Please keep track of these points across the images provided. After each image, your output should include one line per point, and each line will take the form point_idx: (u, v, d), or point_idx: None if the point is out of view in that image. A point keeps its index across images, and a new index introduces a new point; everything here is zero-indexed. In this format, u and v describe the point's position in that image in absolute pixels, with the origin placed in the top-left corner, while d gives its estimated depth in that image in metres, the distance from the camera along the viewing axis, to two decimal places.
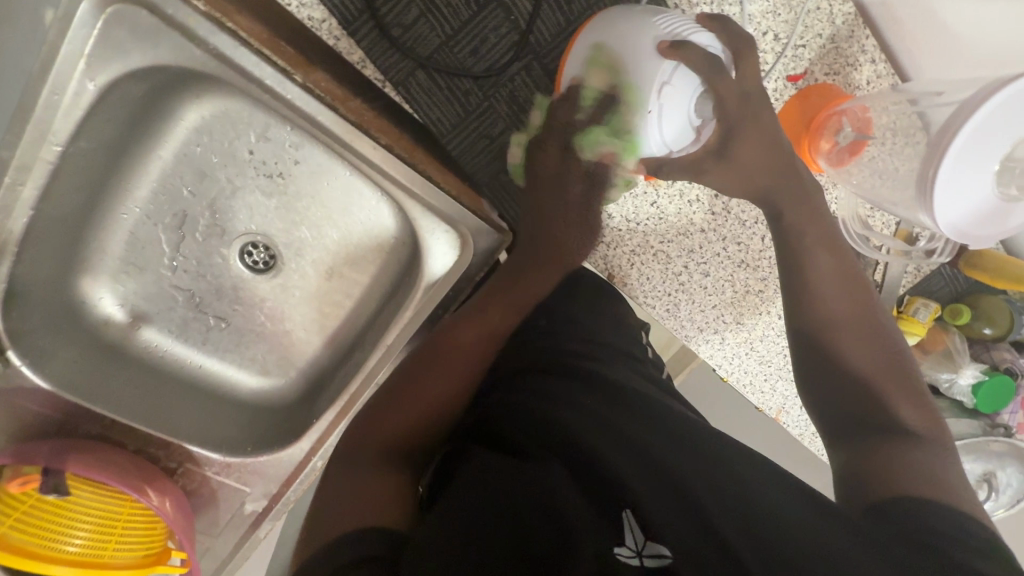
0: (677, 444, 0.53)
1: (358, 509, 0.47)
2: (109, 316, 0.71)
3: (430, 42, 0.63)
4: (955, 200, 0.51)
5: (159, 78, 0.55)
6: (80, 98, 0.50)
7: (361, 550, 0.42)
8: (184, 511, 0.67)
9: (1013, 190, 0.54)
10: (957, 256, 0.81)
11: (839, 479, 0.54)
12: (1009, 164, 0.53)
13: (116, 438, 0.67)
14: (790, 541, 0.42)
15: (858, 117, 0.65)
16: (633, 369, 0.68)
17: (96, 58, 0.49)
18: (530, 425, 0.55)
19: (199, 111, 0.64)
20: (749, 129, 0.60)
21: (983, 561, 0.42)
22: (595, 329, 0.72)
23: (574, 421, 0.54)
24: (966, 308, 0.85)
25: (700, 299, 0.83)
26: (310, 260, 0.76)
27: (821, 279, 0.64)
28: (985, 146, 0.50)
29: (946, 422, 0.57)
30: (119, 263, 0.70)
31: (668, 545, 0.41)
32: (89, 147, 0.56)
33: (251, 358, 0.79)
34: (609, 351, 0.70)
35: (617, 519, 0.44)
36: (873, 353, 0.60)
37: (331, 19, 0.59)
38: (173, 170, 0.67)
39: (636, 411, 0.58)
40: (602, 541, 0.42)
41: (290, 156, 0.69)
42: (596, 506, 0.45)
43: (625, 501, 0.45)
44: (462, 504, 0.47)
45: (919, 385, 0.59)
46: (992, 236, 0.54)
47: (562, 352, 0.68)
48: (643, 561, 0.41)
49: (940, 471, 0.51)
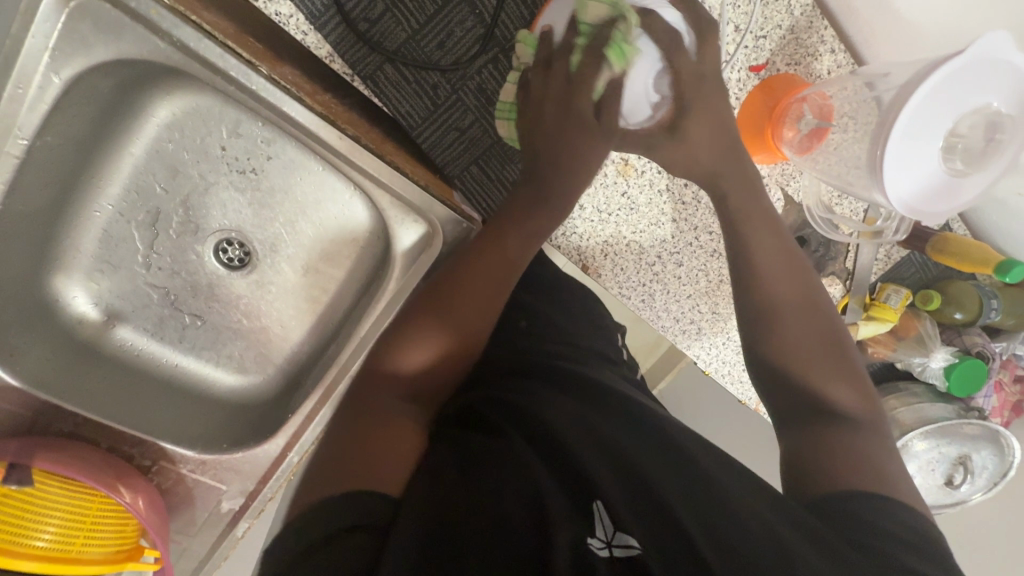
0: (647, 445, 0.52)
1: (353, 473, 0.46)
2: (82, 315, 0.71)
3: (396, 36, 0.63)
4: (905, 178, 0.53)
5: (128, 72, 0.56)
6: (45, 91, 0.51)
7: (333, 523, 0.42)
8: (157, 509, 0.67)
9: (959, 165, 0.56)
10: (924, 243, 0.82)
11: (788, 464, 0.55)
12: (954, 141, 0.55)
13: (88, 435, 0.67)
14: (750, 540, 0.42)
15: (817, 104, 0.67)
16: (609, 366, 0.67)
17: (61, 52, 0.50)
18: (505, 414, 0.55)
19: (171, 107, 0.65)
20: (712, 115, 0.62)
21: (918, 560, 0.43)
22: (571, 328, 0.71)
23: (549, 413, 0.54)
24: (935, 293, 0.85)
25: (655, 289, 0.83)
26: (286, 256, 0.77)
27: (766, 261, 0.62)
28: (931, 124, 0.51)
29: (878, 401, 0.58)
30: (92, 261, 0.70)
31: (636, 537, 0.42)
32: (57, 141, 0.57)
33: (228, 356, 0.79)
34: (585, 350, 0.69)
35: (589, 510, 0.44)
36: (813, 333, 0.59)
37: (297, 15, 0.59)
38: (146, 168, 0.68)
39: (607, 410, 0.57)
40: (576, 531, 0.42)
41: (262, 152, 0.70)
42: (570, 497, 0.45)
43: (597, 494, 0.45)
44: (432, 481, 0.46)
45: (855, 364, 0.59)
46: (944, 212, 0.56)
47: (544, 352, 0.66)
48: (612, 551, 0.41)
49: (877, 457, 0.52)
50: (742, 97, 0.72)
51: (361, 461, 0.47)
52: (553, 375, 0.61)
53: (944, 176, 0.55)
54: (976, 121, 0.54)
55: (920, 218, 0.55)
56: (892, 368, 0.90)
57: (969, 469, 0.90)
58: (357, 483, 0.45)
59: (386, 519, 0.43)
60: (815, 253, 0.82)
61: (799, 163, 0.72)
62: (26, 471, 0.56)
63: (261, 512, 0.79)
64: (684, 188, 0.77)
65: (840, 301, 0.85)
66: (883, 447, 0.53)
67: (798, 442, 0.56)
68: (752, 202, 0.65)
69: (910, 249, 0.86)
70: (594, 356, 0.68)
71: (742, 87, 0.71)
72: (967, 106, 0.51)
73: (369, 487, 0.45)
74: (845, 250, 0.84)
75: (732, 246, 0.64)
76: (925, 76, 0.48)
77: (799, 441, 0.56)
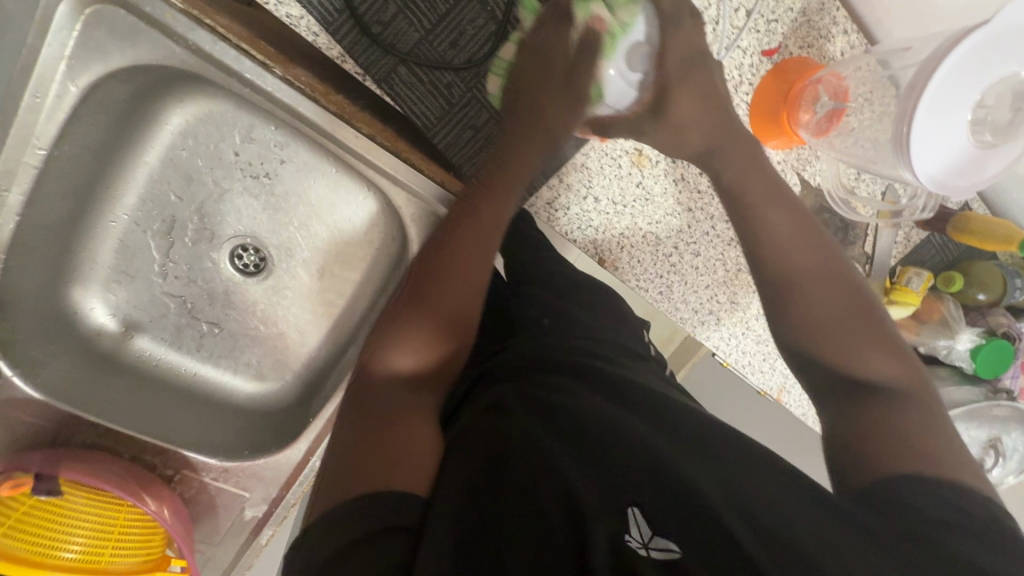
0: (678, 440, 0.50)
1: (380, 465, 0.44)
2: (101, 326, 0.71)
3: (409, 37, 0.63)
4: (933, 155, 0.52)
5: (144, 79, 0.56)
6: (62, 100, 0.51)
7: (367, 525, 0.40)
8: (183, 519, 0.67)
9: (988, 136, 0.55)
10: (945, 224, 0.81)
11: (829, 447, 0.53)
12: (981, 113, 0.54)
13: (111, 445, 0.67)
14: (796, 537, 0.41)
15: (833, 86, 0.66)
16: (637, 364, 0.66)
17: (78, 60, 0.50)
18: (529, 407, 0.54)
19: (184, 115, 0.65)
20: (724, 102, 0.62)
21: (998, 557, 0.41)
22: (594, 326, 0.69)
23: (575, 410, 0.53)
24: (958, 274, 0.84)
25: (675, 279, 0.82)
26: (300, 260, 0.76)
27: (790, 232, 0.60)
28: (957, 96, 0.50)
29: (919, 368, 0.55)
30: (110, 272, 0.70)
31: (675, 539, 0.41)
32: (73, 151, 0.57)
33: (246, 363, 0.78)
34: (609, 347, 0.66)
35: (622, 514, 0.42)
36: (836, 302, 0.57)
37: (308, 17, 0.58)
38: (160, 175, 0.68)
39: (636, 407, 0.54)
40: (613, 529, 0.41)
41: (275, 157, 0.70)
42: (603, 495, 0.44)
43: (630, 499, 0.43)
44: (456, 482, 0.44)
45: (888, 332, 0.56)
46: (969, 187, 0.54)
47: (569, 348, 0.63)
48: (650, 553, 0.40)
49: (933, 435, 0.49)
50: (756, 81, 0.71)
51: (386, 452, 0.45)
52: (578, 372, 0.59)
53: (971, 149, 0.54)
54: (1002, 91, 0.53)
55: (951, 194, 0.54)
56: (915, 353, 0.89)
57: (999, 452, 0.89)
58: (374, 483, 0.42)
59: (416, 520, 0.41)
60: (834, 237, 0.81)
61: (816, 146, 0.71)
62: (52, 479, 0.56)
63: (285, 519, 0.79)
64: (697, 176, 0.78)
65: None
66: (925, 420, 0.50)
67: (841, 420, 0.53)
68: (759, 176, 0.63)
69: (928, 230, 0.85)
70: (616, 349, 0.67)
71: (756, 73, 0.71)
72: (993, 76, 0.51)
73: (396, 487, 0.43)
74: (865, 232, 0.83)
75: (743, 227, 0.62)
76: (947, 52, 0.47)
77: (841, 419, 0.53)
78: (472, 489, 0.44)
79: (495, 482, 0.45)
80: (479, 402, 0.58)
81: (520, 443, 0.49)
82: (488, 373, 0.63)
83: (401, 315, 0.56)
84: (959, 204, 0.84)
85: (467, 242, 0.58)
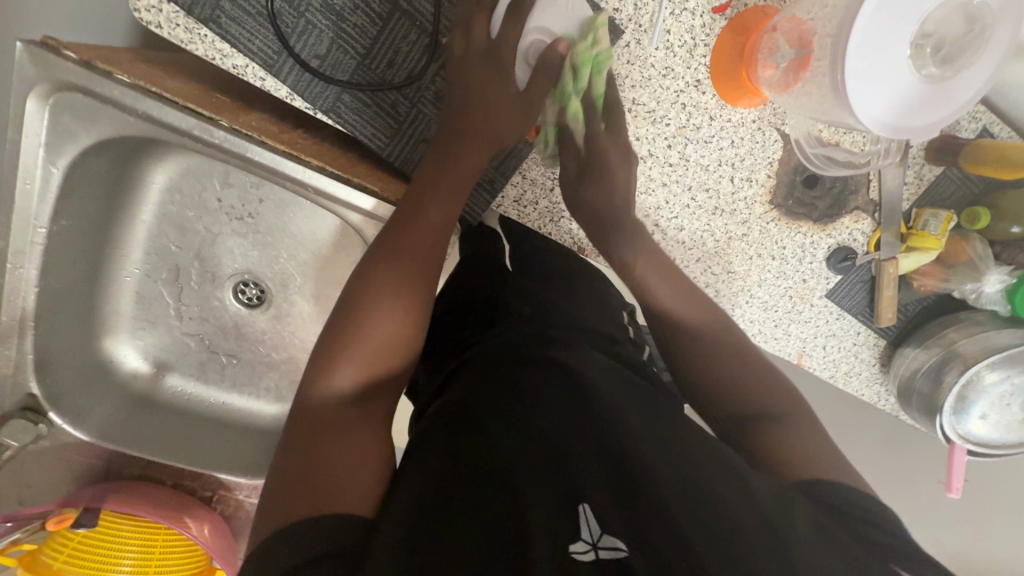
0: (639, 431, 0.50)
1: (317, 493, 0.45)
2: (135, 369, 0.79)
3: (347, 65, 0.65)
4: (878, 97, 0.53)
5: (118, 150, 0.63)
6: (48, 182, 0.58)
7: (309, 548, 0.41)
8: (221, 529, 0.77)
9: (934, 68, 0.54)
10: (956, 156, 0.74)
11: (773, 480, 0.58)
12: (920, 45, 0.53)
13: (155, 475, 0.77)
14: (741, 539, 0.41)
15: (791, 31, 0.62)
16: (600, 346, 0.65)
17: (53, 145, 0.57)
18: (490, 400, 0.54)
19: (166, 172, 0.72)
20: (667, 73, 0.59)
21: None
22: (574, 314, 0.70)
23: (530, 406, 0.53)
24: (984, 210, 0.77)
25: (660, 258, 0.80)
26: (295, 288, 0.81)
27: None
28: (881, 41, 0.51)
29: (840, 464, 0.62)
30: (133, 321, 0.78)
31: (623, 538, 0.41)
32: (73, 223, 0.65)
33: (265, 388, 0.84)
34: (581, 334, 0.66)
35: (573, 513, 0.43)
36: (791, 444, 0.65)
37: (252, 64, 0.63)
38: (158, 230, 0.75)
39: (600, 404, 0.53)
40: (559, 535, 0.41)
41: (254, 197, 0.74)
42: (554, 495, 0.44)
43: (582, 496, 0.44)
44: (404, 500, 0.45)
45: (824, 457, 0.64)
46: (924, 125, 0.55)
47: (535, 337, 0.63)
48: (598, 553, 0.40)
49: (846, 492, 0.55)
50: (712, 41, 0.68)
51: (322, 482, 0.46)
52: (542, 360, 0.59)
53: (918, 84, 0.54)
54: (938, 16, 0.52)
55: (911, 134, 0.55)
56: (943, 298, 0.85)
57: None
58: (317, 506, 0.44)
59: (357, 547, 0.42)
60: (831, 189, 0.77)
61: (783, 101, 0.67)
62: (93, 514, 0.68)
63: None
64: (667, 149, 0.73)
65: (872, 237, 0.80)
66: None
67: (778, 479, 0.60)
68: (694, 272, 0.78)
69: (942, 165, 0.77)
70: (596, 338, 0.66)
71: (711, 32, 0.67)
72: (920, 11, 0.50)
73: (335, 509, 0.44)
74: (866, 178, 0.77)
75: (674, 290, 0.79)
76: (857, 8, 0.49)
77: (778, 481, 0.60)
78: (426, 496, 0.45)
79: (446, 491, 0.45)
80: (446, 398, 0.58)
81: (472, 444, 0.49)
82: (457, 368, 0.64)
83: (349, 310, 0.57)
84: (974, 132, 0.75)
85: (394, 252, 0.59)
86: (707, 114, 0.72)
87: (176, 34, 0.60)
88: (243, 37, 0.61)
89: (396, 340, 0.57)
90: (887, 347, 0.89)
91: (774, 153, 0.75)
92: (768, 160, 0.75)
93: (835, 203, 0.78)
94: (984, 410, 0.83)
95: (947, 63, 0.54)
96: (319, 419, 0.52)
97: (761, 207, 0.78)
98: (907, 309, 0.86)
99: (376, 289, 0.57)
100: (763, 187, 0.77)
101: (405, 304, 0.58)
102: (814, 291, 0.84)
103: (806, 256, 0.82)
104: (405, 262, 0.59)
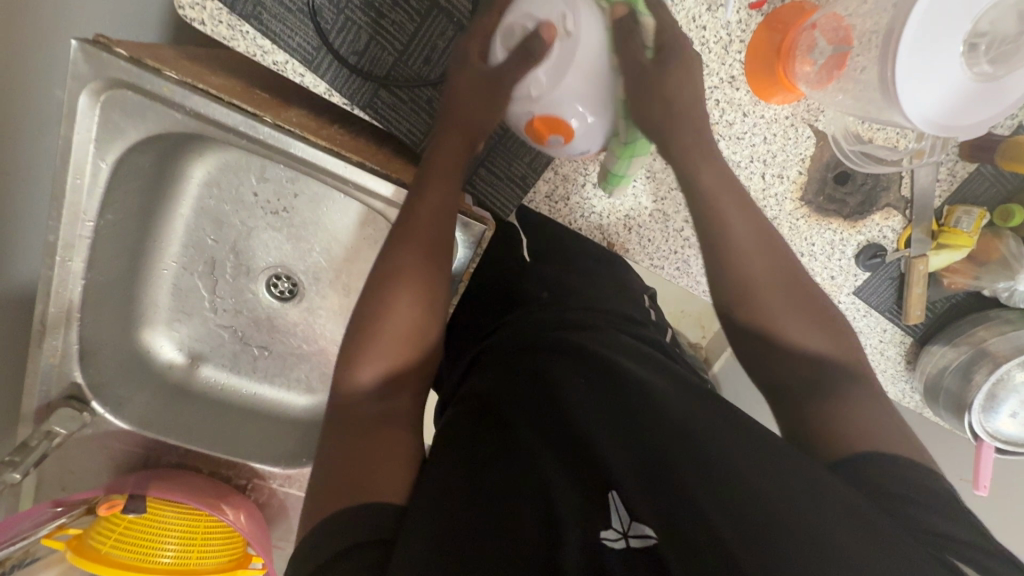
0: (664, 404, 0.49)
1: (356, 484, 0.47)
2: (171, 360, 0.81)
3: (385, 62, 0.66)
4: (923, 97, 0.54)
5: (162, 144, 0.64)
6: (97, 177, 0.60)
7: (350, 538, 0.42)
8: (258, 522, 0.79)
9: (986, 67, 0.54)
10: (992, 153, 0.73)
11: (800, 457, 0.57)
12: (973, 43, 0.54)
13: (193, 463, 0.79)
14: (766, 513, 0.39)
15: (830, 27, 0.63)
16: (625, 331, 0.65)
17: (102, 141, 0.59)
18: (510, 388, 0.55)
19: (205, 166, 0.73)
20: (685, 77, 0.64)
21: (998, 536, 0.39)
22: (595, 296, 0.70)
23: (548, 394, 0.53)
24: (1018, 208, 0.77)
25: (688, 254, 0.81)
26: (326, 282, 0.81)
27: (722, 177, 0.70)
28: (934, 37, 0.51)
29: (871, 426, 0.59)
30: (170, 313, 0.80)
31: (652, 524, 0.43)
32: (117, 216, 0.67)
33: (296, 379, 0.84)
34: (606, 316, 0.66)
35: (603, 500, 0.46)
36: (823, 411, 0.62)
37: (292, 60, 0.63)
38: (196, 224, 0.76)
39: (622, 385, 0.52)
40: (590, 526, 0.44)
41: (289, 191, 0.75)
42: (580, 492, 0.46)
43: (610, 483, 0.46)
44: (433, 486, 0.46)
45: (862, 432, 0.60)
46: (971, 126, 0.56)
47: (553, 325, 0.63)
48: (628, 541, 0.43)
49: None
50: (748, 37, 0.67)
51: (361, 473, 0.47)
52: (559, 344, 0.59)
53: (967, 82, 0.54)
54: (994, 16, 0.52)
55: (955, 133, 0.56)
56: (972, 296, 0.84)
57: None
58: (355, 498, 0.45)
59: (389, 532, 0.43)
60: (862, 186, 0.77)
61: (820, 98, 0.67)
62: (139, 500, 0.70)
63: None
64: None
65: (902, 234, 0.80)
66: None
67: None
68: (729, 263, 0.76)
69: (977, 162, 0.76)
70: (618, 318, 0.67)
71: (747, 28, 0.67)
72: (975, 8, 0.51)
73: (373, 498, 0.45)
74: (898, 176, 0.77)
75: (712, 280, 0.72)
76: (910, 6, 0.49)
77: None
78: (449, 490, 0.45)
79: (477, 476, 0.47)
80: (472, 385, 0.59)
81: (501, 438, 0.51)
82: (482, 353, 0.66)
83: (372, 300, 0.57)
84: (1011, 129, 0.74)
85: (408, 240, 0.58)
86: (741, 111, 0.72)
87: (219, 31, 0.61)
88: (283, 33, 0.62)
89: (423, 325, 0.58)
90: (915, 344, 0.88)
91: (807, 150, 0.75)
92: (800, 156, 0.75)
93: (866, 199, 0.78)
94: (1014, 409, 0.82)
95: (1001, 61, 0.54)
96: (353, 411, 0.53)
97: (792, 204, 0.78)
98: (935, 306, 0.85)
99: (392, 277, 0.57)
100: (793, 184, 0.77)
101: (422, 289, 0.58)
102: (842, 288, 0.84)
103: (834, 253, 0.82)
104: (416, 244, 0.58)
